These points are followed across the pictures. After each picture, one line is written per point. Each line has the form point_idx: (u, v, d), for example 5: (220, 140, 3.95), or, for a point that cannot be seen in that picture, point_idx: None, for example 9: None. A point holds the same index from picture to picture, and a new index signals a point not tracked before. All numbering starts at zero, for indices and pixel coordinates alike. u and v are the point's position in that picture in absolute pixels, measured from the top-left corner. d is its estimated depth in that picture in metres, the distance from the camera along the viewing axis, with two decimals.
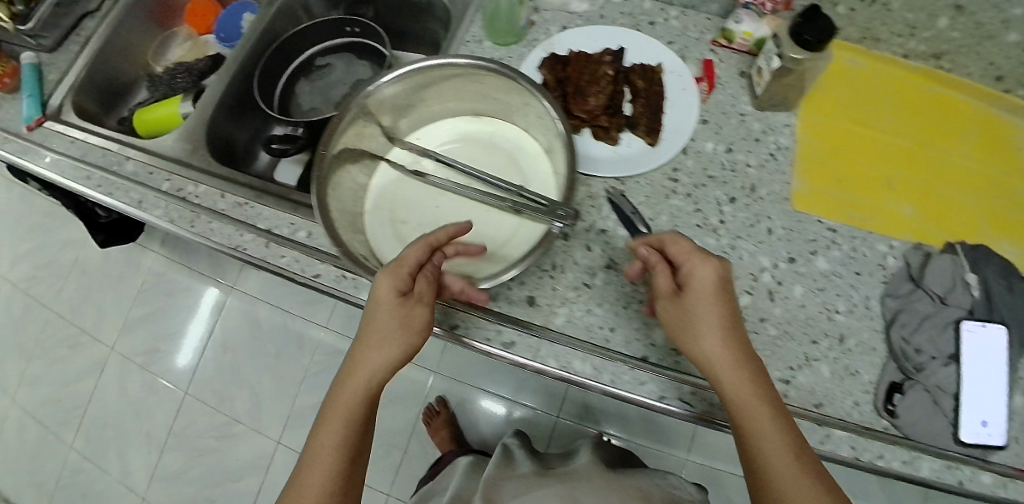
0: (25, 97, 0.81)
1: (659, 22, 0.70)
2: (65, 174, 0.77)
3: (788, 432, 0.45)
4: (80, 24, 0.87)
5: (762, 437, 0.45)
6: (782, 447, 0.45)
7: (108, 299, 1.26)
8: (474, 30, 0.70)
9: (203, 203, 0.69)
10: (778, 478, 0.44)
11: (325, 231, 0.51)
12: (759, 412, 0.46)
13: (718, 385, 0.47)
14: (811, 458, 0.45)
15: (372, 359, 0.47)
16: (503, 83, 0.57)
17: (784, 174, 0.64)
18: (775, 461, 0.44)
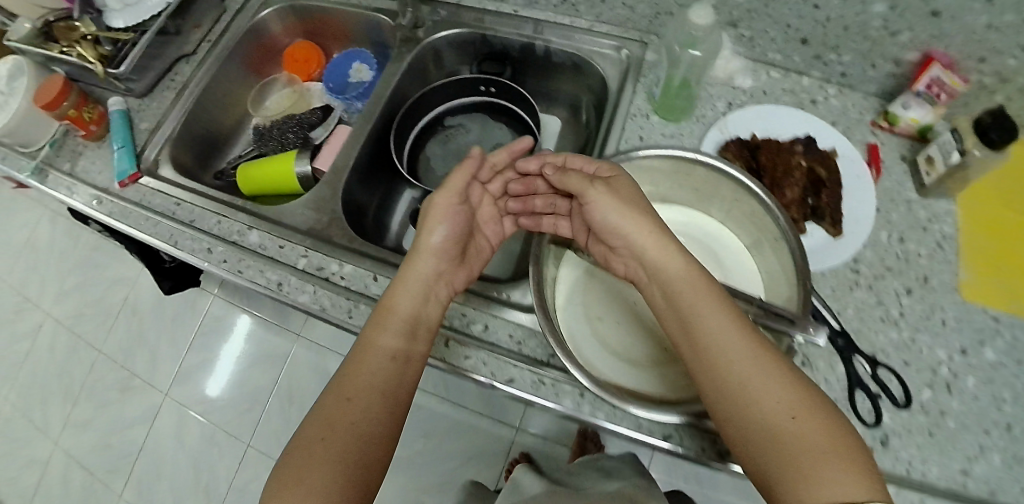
0: (117, 150, 0.74)
1: (821, 101, 0.69)
2: (170, 241, 0.68)
3: (767, 361, 0.42)
4: (173, 68, 0.82)
5: (732, 360, 0.42)
6: (760, 375, 0.41)
7: (167, 342, 1.24)
8: (638, 103, 0.67)
9: (353, 286, 0.61)
10: (755, 405, 0.40)
11: (551, 340, 0.49)
12: (733, 333, 0.43)
13: (679, 294, 0.46)
14: (795, 394, 0.40)
15: (404, 296, 0.52)
16: (715, 179, 0.55)
17: (953, 264, 0.64)
18: (750, 390, 0.41)
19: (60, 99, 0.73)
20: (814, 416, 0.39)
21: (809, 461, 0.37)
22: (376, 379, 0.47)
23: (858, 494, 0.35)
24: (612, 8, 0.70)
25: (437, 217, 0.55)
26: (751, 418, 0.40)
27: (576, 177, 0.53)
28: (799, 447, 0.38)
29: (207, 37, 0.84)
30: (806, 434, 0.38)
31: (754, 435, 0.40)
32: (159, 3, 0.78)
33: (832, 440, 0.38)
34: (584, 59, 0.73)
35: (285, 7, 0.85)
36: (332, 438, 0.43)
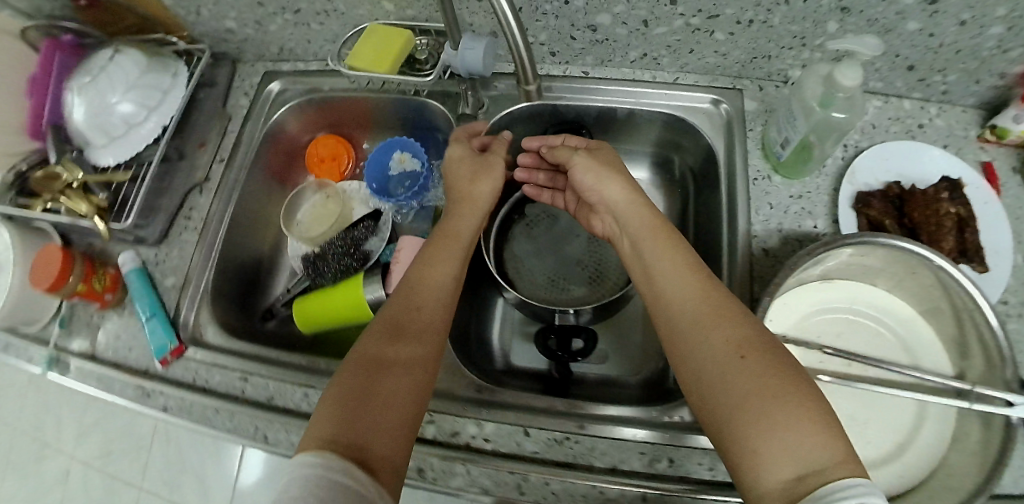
0: (148, 319, 0.61)
1: (926, 125, 0.66)
2: (249, 433, 0.55)
3: (719, 309, 0.41)
4: (187, 201, 0.70)
5: (688, 307, 0.42)
6: (709, 323, 0.40)
7: (194, 490, 1.01)
8: (756, 162, 0.61)
9: (504, 447, 0.53)
10: (705, 344, 0.39)
11: None
12: (685, 280, 0.44)
13: (649, 245, 0.48)
14: (744, 336, 0.39)
15: (437, 257, 0.52)
16: (893, 262, 0.53)
17: None
18: (709, 335, 0.40)
19: (63, 276, 0.60)
20: (760, 356, 0.37)
21: (758, 398, 0.35)
22: (422, 334, 0.45)
23: (824, 455, 0.31)
24: (700, 58, 0.62)
25: (458, 174, 0.59)
26: (706, 356, 0.39)
27: (562, 147, 0.58)
28: (742, 387, 0.36)
29: (216, 157, 0.72)
30: (761, 370, 0.36)
31: (708, 374, 0.38)
32: (153, 128, 0.66)
33: (782, 376, 0.35)
34: (676, 116, 0.65)
35: (301, 101, 0.74)
36: (380, 380, 0.40)
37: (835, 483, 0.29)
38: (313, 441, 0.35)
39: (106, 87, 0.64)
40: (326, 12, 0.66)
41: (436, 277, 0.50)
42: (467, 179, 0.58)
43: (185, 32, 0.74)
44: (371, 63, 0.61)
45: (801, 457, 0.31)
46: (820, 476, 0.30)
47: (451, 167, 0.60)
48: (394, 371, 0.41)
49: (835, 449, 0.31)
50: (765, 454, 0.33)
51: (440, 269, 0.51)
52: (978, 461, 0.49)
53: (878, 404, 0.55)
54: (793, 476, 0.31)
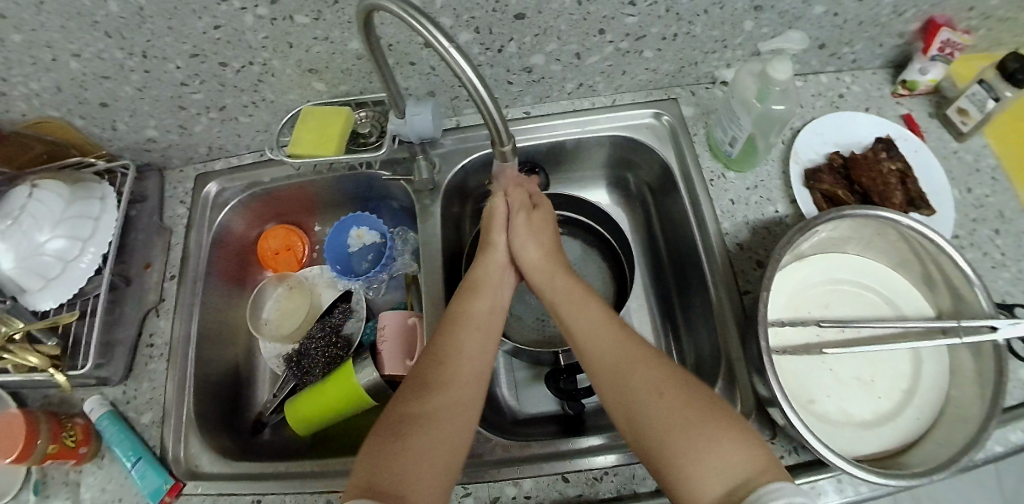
0: (134, 464, 0.57)
1: (846, 93, 0.71)
2: None
3: (637, 353, 0.45)
4: (145, 328, 0.66)
5: (608, 352, 0.46)
6: (626, 367, 0.44)
7: None
8: (708, 164, 0.64)
9: (548, 499, 0.51)
10: (623, 385, 0.44)
11: (837, 461, 0.45)
12: (608, 330, 0.48)
13: (567, 302, 0.52)
14: (660, 375, 0.43)
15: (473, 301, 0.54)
16: (859, 225, 0.56)
17: (1010, 190, 0.68)
18: (627, 378, 0.44)
19: (30, 443, 0.54)
20: (675, 392, 0.42)
21: (677, 433, 0.39)
22: (462, 377, 0.47)
23: (745, 468, 0.36)
24: (633, 77, 0.65)
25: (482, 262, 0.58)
26: (636, 398, 0.42)
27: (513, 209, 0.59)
28: (662, 423, 0.40)
29: (165, 274, 0.68)
30: (678, 405, 0.40)
31: (630, 414, 0.42)
32: (92, 259, 0.61)
33: (695, 409, 0.40)
34: (623, 135, 0.67)
35: (244, 196, 0.72)
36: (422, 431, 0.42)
37: (765, 491, 0.34)
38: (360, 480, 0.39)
39: (30, 225, 0.59)
40: (254, 103, 0.64)
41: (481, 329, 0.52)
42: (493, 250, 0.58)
43: (102, 150, 0.70)
44: (316, 147, 0.59)
45: (728, 472, 0.36)
46: (744, 487, 0.35)
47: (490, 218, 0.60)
48: (437, 415, 0.44)
49: (752, 461, 0.36)
50: (696, 476, 0.37)
51: (486, 326, 0.53)
52: (976, 390, 0.52)
53: (879, 358, 0.58)
54: (722, 492, 0.35)
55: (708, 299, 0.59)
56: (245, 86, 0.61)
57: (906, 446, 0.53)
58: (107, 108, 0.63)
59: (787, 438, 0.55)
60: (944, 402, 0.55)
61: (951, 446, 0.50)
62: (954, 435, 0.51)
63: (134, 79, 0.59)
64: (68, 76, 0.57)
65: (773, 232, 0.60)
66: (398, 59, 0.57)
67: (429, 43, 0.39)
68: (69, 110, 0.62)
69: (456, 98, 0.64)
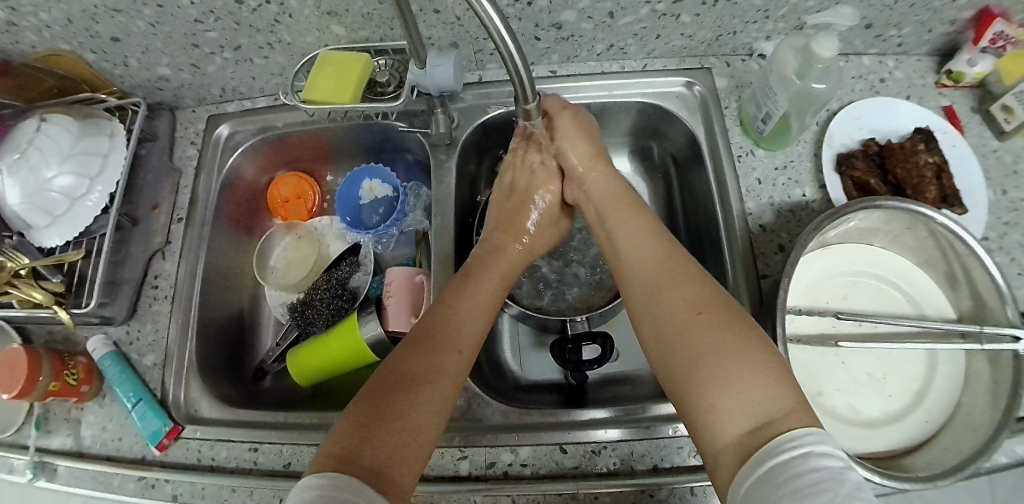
0: (134, 405, 0.57)
1: (887, 78, 0.68)
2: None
3: (683, 275, 0.44)
4: (151, 269, 0.65)
5: (654, 274, 0.45)
6: (671, 286, 0.43)
7: None
8: (737, 140, 0.62)
9: (544, 469, 0.51)
10: (666, 304, 0.42)
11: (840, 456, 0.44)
12: (651, 251, 0.47)
13: (613, 225, 0.52)
14: (703, 296, 0.41)
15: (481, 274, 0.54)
16: (887, 218, 0.53)
17: None
18: (669, 296, 0.43)
19: (32, 379, 0.53)
20: (717, 314, 0.40)
21: (712, 355, 0.37)
22: (455, 339, 0.46)
23: (772, 404, 0.34)
24: (667, 42, 0.62)
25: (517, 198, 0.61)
26: (670, 314, 0.42)
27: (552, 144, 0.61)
28: (697, 343, 0.39)
29: (174, 216, 0.67)
30: (717, 327, 0.38)
31: (668, 331, 0.41)
32: (99, 199, 0.60)
33: (735, 331, 0.38)
34: (650, 103, 0.64)
35: (256, 141, 0.70)
36: (410, 387, 0.41)
37: (784, 436, 0.31)
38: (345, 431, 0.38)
39: (38, 160, 0.57)
40: (270, 45, 0.62)
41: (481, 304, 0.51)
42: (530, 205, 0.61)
43: (113, 86, 0.68)
44: (331, 94, 0.57)
45: (754, 404, 0.34)
46: (768, 430, 0.32)
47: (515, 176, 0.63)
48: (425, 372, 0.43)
49: (783, 397, 0.34)
50: (721, 404, 0.35)
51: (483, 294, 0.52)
52: (991, 397, 0.50)
53: (893, 355, 0.56)
54: (746, 426, 0.33)
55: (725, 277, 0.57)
56: (261, 26, 0.58)
57: (911, 448, 0.52)
58: (119, 43, 0.61)
59: None
60: (956, 407, 0.53)
61: (958, 452, 0.49)
62: (962, 442, 0.49)
63: (146, 13, 0.56)
64: (78, 8, 0.55)
65: (800, 216, 0.58)
66: (421, 6, 0.54)
67: (485, 26, 0.35)
68: (80, 43, 0.60)
69: (480, 51, 0.62)
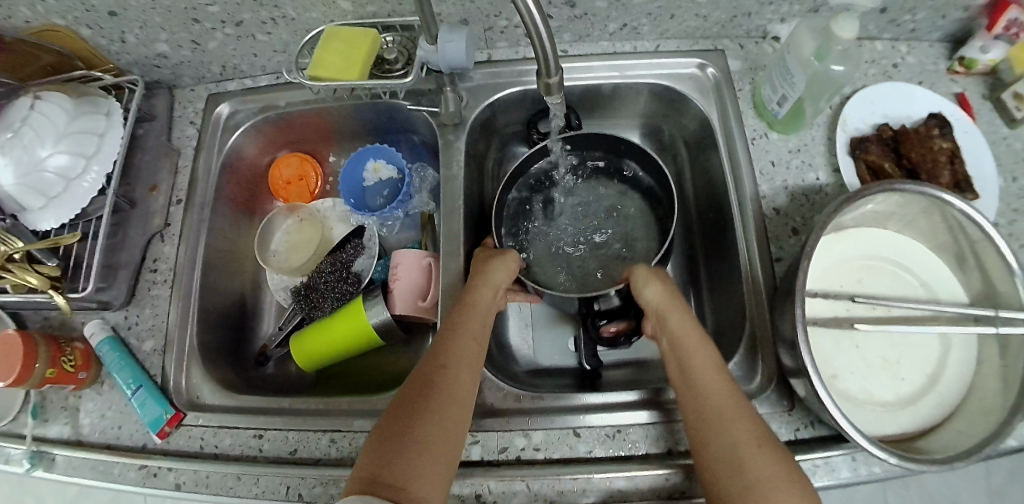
0: (134, 392, 0.55)
1: (900, 63, 0.67)
2: (279, 492, 0.51)
3: (743, 406, 0.43)
4: (150, 252, 0.63)
5: (716, 390, 0.44)
6: (732, 409, 0.42)
7: None
8: (750, 122, 0.61)
9: (557, 453, 0.50)
10: (723, 430, 0.41)
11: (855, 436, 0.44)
12: (714, 368, 0.46)
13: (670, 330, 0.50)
14: (760, 430, 0.41)
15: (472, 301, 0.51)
16: (904, 202, 0.52)
17: None
18: (729, 425, 0.41)
19: (26, 365, 0.51)
20: (776, 449, 0.40)
21: (770, 486, 0.37)
22: (456, 385, 0.44)
23: None
24: (680, 23, 0.61)
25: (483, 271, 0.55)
26: (730, 431, 0.41)
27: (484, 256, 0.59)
28: (757, 474, 0.38)
29: (172, 198, 0.65)
30: (778, 461, 0.39)
31: (724, 462, 0.40)
32: (95, 179, 0.58)
33: (794, 471, 0.38)
34: (662, 85, 0.63)
35: (257, 120, 0.68)
36: (419, 442, 0.39)
37: None
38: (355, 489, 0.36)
39: (33, 139, 0.55)
40: (274, 20, 0.60)
41: (464, 335, 0.48)
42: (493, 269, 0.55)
43: (110, 64, 0.66)
44: (338, 69, 0.55)
45: None
46: None
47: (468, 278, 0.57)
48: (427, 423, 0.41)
49: None
50: None
51: (471, 329, 0.49)
52: (1006, 381, 0.50)
53: (906, 339, 0.56)
54: None
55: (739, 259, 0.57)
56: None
57: (923, 430, 0.52)
58: (116, 17, 0.58)
59: (804, 411, 0.53)
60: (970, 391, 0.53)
61: (974, 436, 0.49)
62: (978, 426, 0.49)
63: None
64: None
65: (813, 200, 0.57)
66: None
67: (525, 25, 0.35)
68: (75, 17, 0.58)
69: (491, 29, 0.61)
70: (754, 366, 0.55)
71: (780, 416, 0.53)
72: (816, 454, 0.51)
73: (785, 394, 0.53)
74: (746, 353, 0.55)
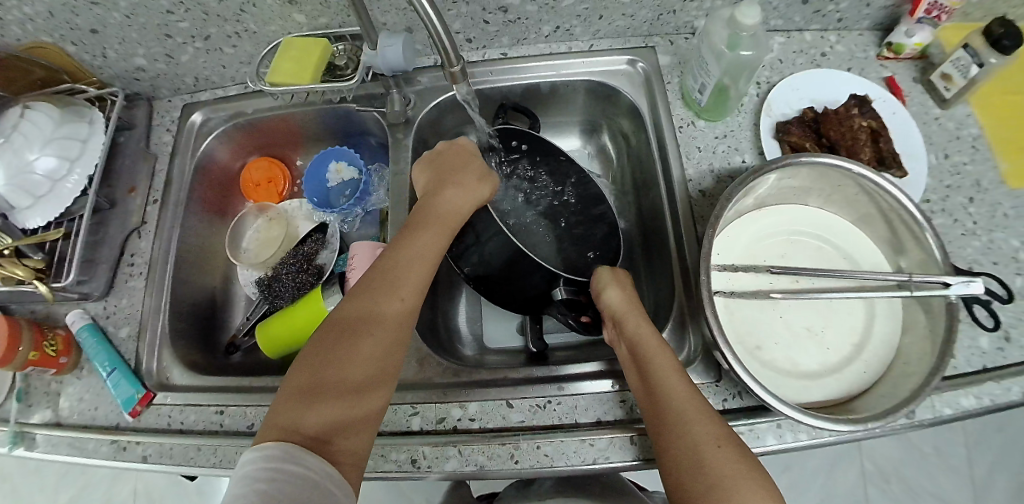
0: (109, 374, 0.60)
1: (829, 52, 0.70)
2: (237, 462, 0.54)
3: (703, 408, 0.44)
4: (128, 246, 0.68)
5: (680, 397, 0.44)
6: (695, 416, 0.43)
7: None
8: (679, 112, 0.64)
9: (489, 424, 0.53)
10: (687, 437, 0.42)
11: (762, 392, 0.46)
12: (678, 375, 0.46)
13: (632, 333, 0.50)
14: (721, 430, 0.42)
15: (423, 225, 0.52)
16: (816, 174, 0.56)
17: (988, 160, 0.66)
18: (692, 427, 0.42)
19: (12, 347, 0.57)
20: (736, 447, 0.41)
21: (734, 484, 0.39)
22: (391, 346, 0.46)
23: None
24: (610, 22, 0.65)
25: (456, 171, 0.56)
26: (692, 438, 0.42)
27: (470, 160, 0.57)
28: (716, 473, 0.39)
29: (149, 198, 0.70)
30: (740, 459, 0.40)
31: (687, 469, 0.41)
32: (78, 181, 0.63)
33: (751, 463, 0.40)
34: (597, 81, 0.68)
35: (227, 127, 0.74)
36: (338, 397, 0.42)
37: None
38: (266, 437, 0.39)
39: (22, 145, 0.61)
40: (237, 34, 0.65)
41: (411, 270, 0.49)
42: (475, 181, 0.55)
43: (93, 77, 0.72)
44: (292, 76, 0.60)
45: None
46: None
47: (442, 154, 0.59)
48: (348, 367, 0.43)
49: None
50: None
51: (414, 269, 0.49)
52: (928, 345, 0.52)
53: (832, 310, 0.58)
54: None
55: (670, 242, 0.61)
56: (228, 15, 0.62)
57: (848, 399, 0.54)
58: (97, 35, 0.65)
59: (732, 382, 0.55)
60: (894, 359, 0.54)
61: (895, 398, 0.50)
62: (902, 393, 0.50)
63: (121, 6, 0.60)
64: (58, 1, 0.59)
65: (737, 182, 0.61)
66: None
67: (424, 22, 0.42)
68: (61, 36, 0.64)
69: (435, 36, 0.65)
70: (683, 340, 0.57)
71: (708, 387, 0.54)
72: (741, 422, 0.52)
73: (712, 365, 0.55)
74: (675, 328, 0.58)
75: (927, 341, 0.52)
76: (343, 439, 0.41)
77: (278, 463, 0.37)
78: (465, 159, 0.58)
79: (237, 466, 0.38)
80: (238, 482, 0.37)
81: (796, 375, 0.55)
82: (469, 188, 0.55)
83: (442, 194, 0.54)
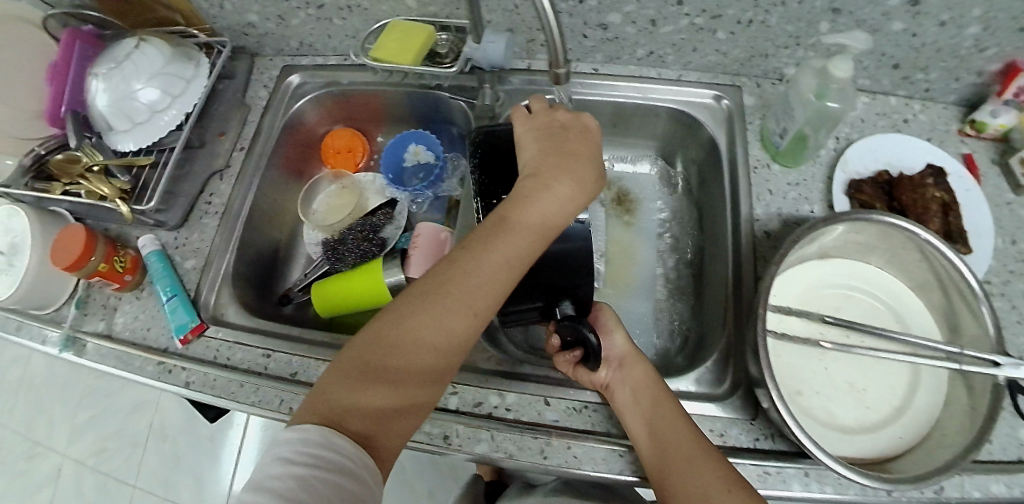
0: (169, 299, 0.62)
1: (911, 119, 0.71)
2: (271, 405, 0.56)
3: (707, 452, 0.46)
4: (208, 186, 0.72)
5: (683, 446, 0.46)
6: (700, 463, 0.45)
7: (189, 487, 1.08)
8: (755, 153, 0.66)
9: (522, 416, 0.54)
10: (694, 485, 0.44)
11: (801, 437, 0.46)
12: (682, 423, 0.48)
13: (635, 380, 0.52)
14: (727, 474, 0.44)
15: (523, 216, 0.48)
16: (883, 234, 0.56)
17: None
18: (698, 475, 0.44)
19: (86, 257, 0.60)
20: (744, 491, 0.43)
21: None
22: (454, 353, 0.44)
23: None
24: (702, 56, 0.67)
25: (576, 161, 0.52)
26: (699, 484, 0.44)
27: (588, 154, 0.53)
28: None
29: (237, 145, 0.74)
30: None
31: None
32: (175, 116, 0.66)
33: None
34: (680, 110, 0.69)
35: (321, 93, 0.77)
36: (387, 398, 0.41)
37: None
38: (314, 418, 0.38)
39: (132, 73, 0.64)
40: (349, 8, 0.69)
41: (492, 277, 0.46)
42: (589, 181, 0.52)
43: (206, 25, 0.76)
44: (394, 55, 0.63)
45: None
46: None
47: (561, 128, 0.54)
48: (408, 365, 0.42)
49: None
50: None
51: (499, 269, 0.46)
52: (971, 422, 0.51)
53: (876, 369, 0.58)
54: None
55: (726, 275, 0.62)
56: None
57: (881, 459, 0.53)
58: None
59: (766, 423, 0.55)
60: (931, 429, 0.54)
61: (930, 465, 0.49)
62: (936, 462, 0.49)
63: None
64: None
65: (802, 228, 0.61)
66: None
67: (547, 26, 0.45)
68: None
69: (533, 40, 0.68)
70: (724, 373, 0.58)
71: (742, 422, 0.55)
72: (769, 463, 0.52)
73: (750, 400, 0.55)
74: (718, 359, 0.59)
75: (969, 418, 0.51)
76: (389, 435, 0.40)
77: (320, 448, 0.36)
78: (586, 150, 0.54)
79: (275, 443, 0.37)
80: (276, 464, 0.35)
81: (832, 426, 0.55)
82: (583, 186, 0.51)
83: (553, 187, 0.50)
